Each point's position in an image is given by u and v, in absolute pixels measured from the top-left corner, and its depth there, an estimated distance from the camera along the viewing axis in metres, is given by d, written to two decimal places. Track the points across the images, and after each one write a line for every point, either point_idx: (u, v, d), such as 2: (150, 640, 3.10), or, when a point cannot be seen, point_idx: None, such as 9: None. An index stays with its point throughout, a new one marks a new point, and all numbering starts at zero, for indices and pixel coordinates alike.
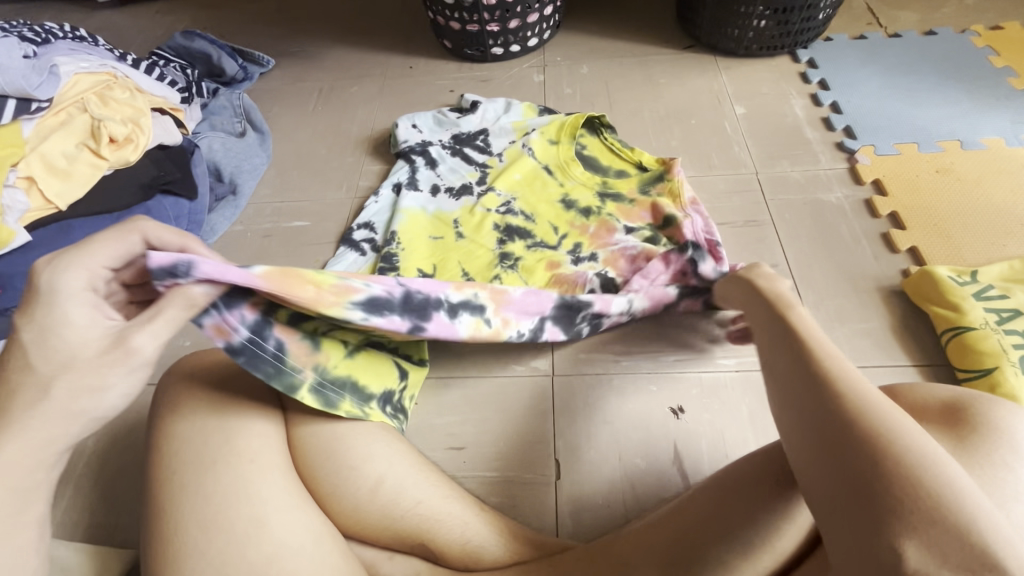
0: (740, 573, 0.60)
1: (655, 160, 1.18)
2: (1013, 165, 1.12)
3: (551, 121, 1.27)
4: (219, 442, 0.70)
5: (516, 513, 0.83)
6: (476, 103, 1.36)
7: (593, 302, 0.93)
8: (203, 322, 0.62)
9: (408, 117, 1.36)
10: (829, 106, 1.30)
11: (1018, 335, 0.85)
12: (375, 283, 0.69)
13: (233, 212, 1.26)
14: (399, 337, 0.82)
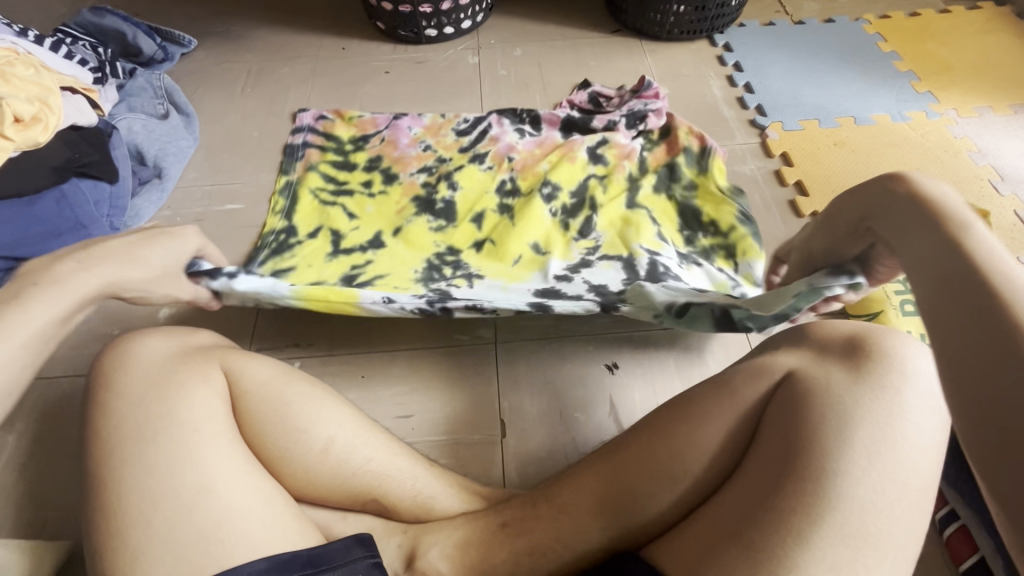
0: (664, 497, 0.66)
1: (558, 158, 1.21)
2: (898, 138, 1.26)
3: (440, 146, 1.28)
4: (159, 412, 0.68)
5: (465, 473, 0.87)
6: (362, 117, 1.35)
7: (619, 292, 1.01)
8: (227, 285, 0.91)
9: (295, 140, 1.31)
10: (743, 87, 1.41)
11: (899, 283, 0.98)
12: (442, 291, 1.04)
13: (160, 197, 1.22)
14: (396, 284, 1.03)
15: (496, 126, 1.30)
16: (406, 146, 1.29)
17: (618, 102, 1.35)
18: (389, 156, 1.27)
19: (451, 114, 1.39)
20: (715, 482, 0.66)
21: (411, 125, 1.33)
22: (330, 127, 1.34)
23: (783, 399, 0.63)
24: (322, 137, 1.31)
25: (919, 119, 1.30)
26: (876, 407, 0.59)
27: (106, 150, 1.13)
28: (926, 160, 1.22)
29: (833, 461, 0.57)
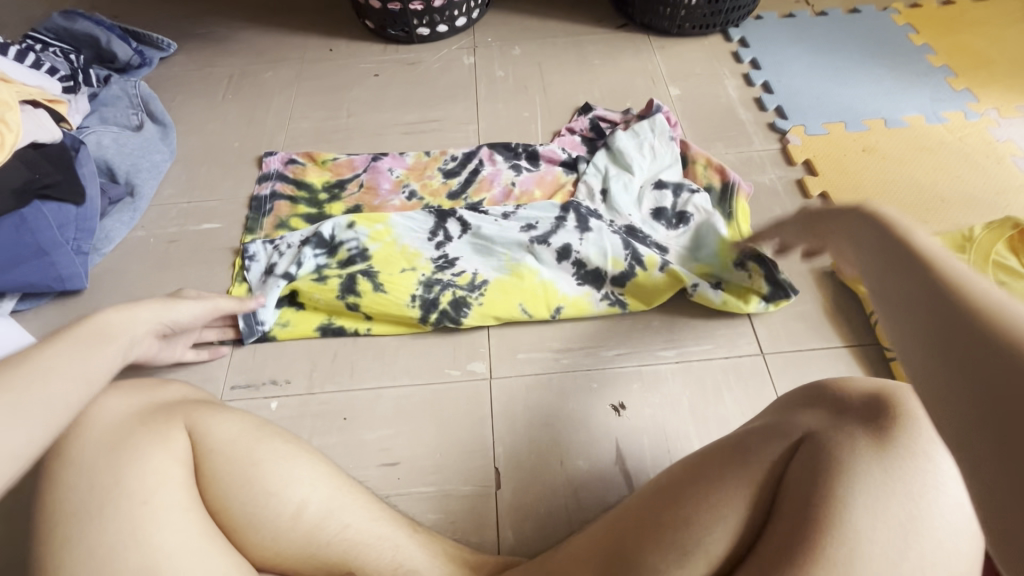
0: None
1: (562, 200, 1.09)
2: (934, 142, 1.15)
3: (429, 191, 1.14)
4: (106, 483, 0.60)
5: (456, 531, 0.79)
6: (337, 160, 1.20)
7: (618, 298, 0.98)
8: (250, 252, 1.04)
9: (264, 187, 1.16)
10: (761, 86, 1.29)
11: None
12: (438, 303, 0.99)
13: (132, 217, 1.14)
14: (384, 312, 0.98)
15: (489, 164, 1.16)
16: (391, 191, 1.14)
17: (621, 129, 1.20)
18: (369, 206, 1.12)
19: (444, 120, 1.29)
20: (731, 558, 0.57)
21: (394, 166, 1.19)
22: (301, 172, 1.19)
23: (799, 466, 0.56)
24: (292, 186, 1.17)
25: (956, 120, 1.18)
26: (909, 480, 0.52)
27: (71, 168, 1.05)
28: (966, 167, 1.10)
29: (866, 547, 0.50)
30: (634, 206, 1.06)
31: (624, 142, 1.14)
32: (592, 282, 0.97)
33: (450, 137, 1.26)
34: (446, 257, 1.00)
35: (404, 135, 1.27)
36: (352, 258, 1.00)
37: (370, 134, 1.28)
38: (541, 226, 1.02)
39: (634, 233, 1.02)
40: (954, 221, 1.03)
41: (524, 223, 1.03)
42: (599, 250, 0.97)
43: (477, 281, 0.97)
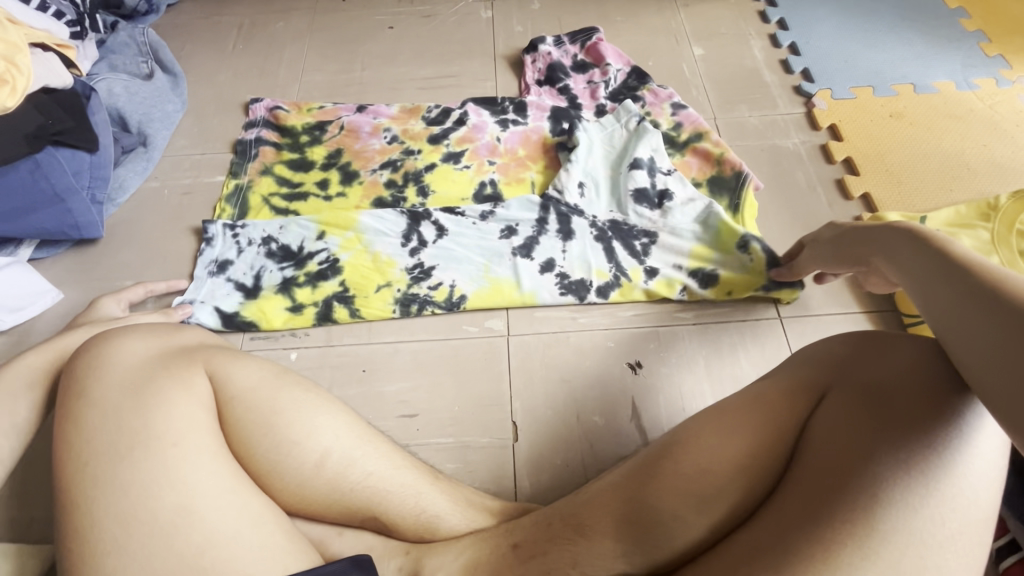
0: (692, 528, 0.57)
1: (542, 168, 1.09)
2: (962, 109, 1.12)
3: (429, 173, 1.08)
4: (133, 425, 0.59)
5: (474, 480, 0.80)
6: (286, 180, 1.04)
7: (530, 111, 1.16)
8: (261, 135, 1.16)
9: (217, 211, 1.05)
10: (787, 48, 1.26)
11: None
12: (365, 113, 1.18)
13: (146, 168, 1.13)
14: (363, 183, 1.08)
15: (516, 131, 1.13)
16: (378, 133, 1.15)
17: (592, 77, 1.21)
18: (350, 150, 1.13)
19: (461, 76, 1.26)
20: (753, 505, 0.56)
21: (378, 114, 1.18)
22: (284, 117, 1.18)
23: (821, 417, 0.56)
24: (276, 132, 1.16)
25: (987, 87, 1.16)
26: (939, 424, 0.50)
27: (84, 115, 1.03)
28: (994, 137, 1.08)
29: (886, 484, 0.48)
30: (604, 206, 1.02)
31: (593, 135, 1.09)
32: (576, 292, 0.94)
33: (467, 94, 1.23)
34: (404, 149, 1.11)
35: (421, 90, 1.24)
36: (322, 271, 0.97)
37: (386, 88, 1.25)
38: (521, 230, 0.99)
39: (619, 228, 0.99)
40: (978, 189, 1.01)
41: (503, 227, 1.00)
42: (583, 261, 0.96)
43: (455, 296, 0.94)
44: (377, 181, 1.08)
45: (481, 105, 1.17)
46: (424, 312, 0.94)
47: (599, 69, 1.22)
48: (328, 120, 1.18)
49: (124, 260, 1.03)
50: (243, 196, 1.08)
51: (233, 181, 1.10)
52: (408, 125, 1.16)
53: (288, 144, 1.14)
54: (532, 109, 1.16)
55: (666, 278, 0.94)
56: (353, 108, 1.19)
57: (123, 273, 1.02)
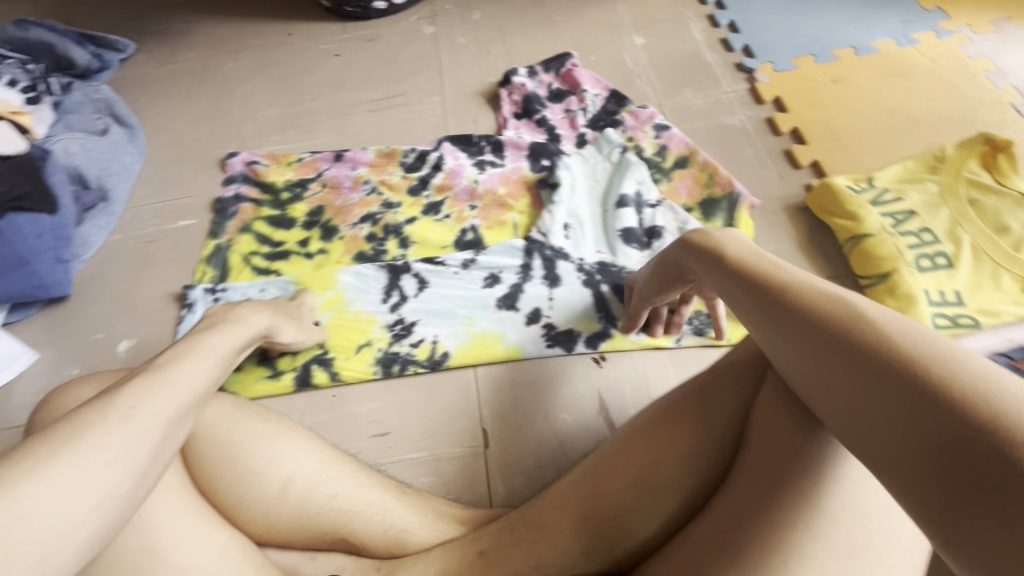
0: (646, 514, 0.57)
1: (527, 209, 1.04)
2: (904, 66, 1.12)
3: (411, 228, 1.04)
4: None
5: (449, 490, 0.81)
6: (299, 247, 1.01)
7: (508, 145, 1.11)
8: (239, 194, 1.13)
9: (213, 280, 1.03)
10: (727, 27, 1.26)
11: (913, 235, 0.87)
12: (340, 168, 1.14)
13: (109, 221, 1.15)
14: (344, 239, 1.05)
15: (499, 169, 1.09)
16: (355, 186, 1.11)
17: (573, 103, 1.16)
18: (331, 206, 1.09)
19: (409, 93, 1.27)
20: (704, 486, 0.56)
21: (354, 164, 1.14)
22: (262, 173, 1.16)
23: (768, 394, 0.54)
24: (256, 189, 1.14)
25: (928, 40, 1.16)
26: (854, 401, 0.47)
27: (40, 177, 1.06)
28: (937, 89, 1.08)
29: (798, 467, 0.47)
30: (593, 247, 0.98)
31: (575, 169, 1.06)
32: (563, 344, 0.90)
33: (416, 110, 1.24)
34: (387, 202, 1.07)
35: (371, 112, 1.26)
36: None
37: (337, 115, 1.27)
38: (505, 278, 0.97)
39: (607, 270, 0.96)
40: (925, 143, 1.01)
41: (486, 274, 0.97)
42: (571, 310, 0.92)
43: (437, 354, 0.92)
44: (358, 235, 1.05)
45: (456, 146, 1.13)
46: (407, 372, 0.91)
47: (576, 96, 1.17)
48: (308, 176, 1.14)
49: (95, 313, 1.05)
50: (221, 259, 1.06)
51: (212, 242, 1.08)
52: (385, 174, 1.11)
53: (269, 201, 1.12)
54: (509, 147, 1.11)
55: (658, 325, 0.91)
56: (331, 157, 1.16)
57: (94, 326, 1.04)
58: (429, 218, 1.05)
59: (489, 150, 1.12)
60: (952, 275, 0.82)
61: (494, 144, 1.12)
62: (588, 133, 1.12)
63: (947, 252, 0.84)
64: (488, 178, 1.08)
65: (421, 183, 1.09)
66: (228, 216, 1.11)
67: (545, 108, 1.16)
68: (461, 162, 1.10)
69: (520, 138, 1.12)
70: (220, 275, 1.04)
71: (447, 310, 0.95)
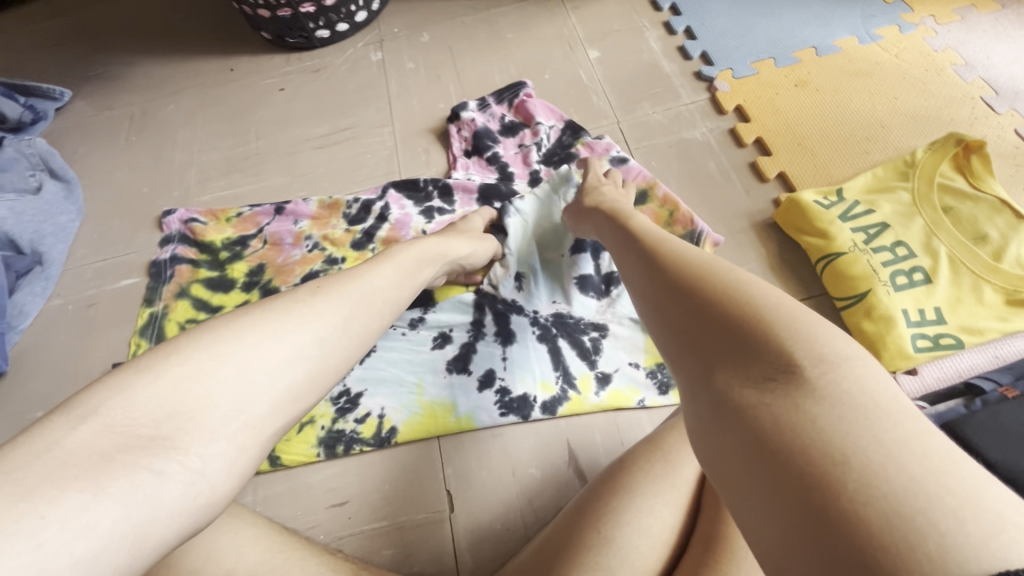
0: None
1: None
2: (868, 64, 1.07)
3: None
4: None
5: (413, 563, 0.75)
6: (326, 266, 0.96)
7: (457, 190, 1.05)
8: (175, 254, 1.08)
9: None
10: (683, 34, 1.21)
11: (887, 250, 0.82)
12: (280, 225, 1.08)
13: (46, 286, 1.08)
14: None
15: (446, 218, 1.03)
16: (297, 242, 1.05)
17: (526, 136, 1.10)
18: (272, 265, 1.04)
19: (358, 126, 1.22)
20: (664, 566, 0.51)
21: (297, 216, 1.08)
22: (201, 231, 1.10)
23: None
24: (194, 249, 1.08)
25: (891, 35, 1.11)
26: None
27: None
28: (903, 88, 1.03)
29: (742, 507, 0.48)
30: (547, 300, 0.91)
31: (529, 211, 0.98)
32: (518, 411, 0.83)
33: (366, 143, 1.18)
34: (329, 259, 1.02)
35: (318, 149, 1.20)
36: None
37: (283, 154, 1.21)
38: (455, 337, 0.91)
39: (564, 323, 0.89)
40: (894, 147, 0.97)
41: (436, 334, 0.91)
42: (525, 372, 0.86)
43: (384, 429, 0.85)
44: None
45: (402, 192, 1.07)
46: (352, 452, 0.84)
47: (529, 129, 1.10)
48: (248, 232, 1.09)
49: (34, 388, 0.98)
50: (158, 327, 1.00)
51: (147, 310, 1.02)
52: (328, 228, 1.05)
53: (207, 262, 1.06)
54: (458, 190, 1.05)
55: (620, 386, 0.84)
56: (272, 211, 1.10)
57: (33, 401, 0.97)
58: None
59: (437, 196, 1.06)
60: (930, 291, 0.78)
61: (442, 188, 1.06)
62: (541, 169, 1.06)
63: (924, 266, 0.80)
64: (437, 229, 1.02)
65: (363, 237, 1.03)
66: (163, 280, 1.05)
67: (496, 143, 1.10)
68: (407, 213, 1.04)
69: (469, 180, 1.06)
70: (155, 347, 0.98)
71: (396, 373, 0.89)
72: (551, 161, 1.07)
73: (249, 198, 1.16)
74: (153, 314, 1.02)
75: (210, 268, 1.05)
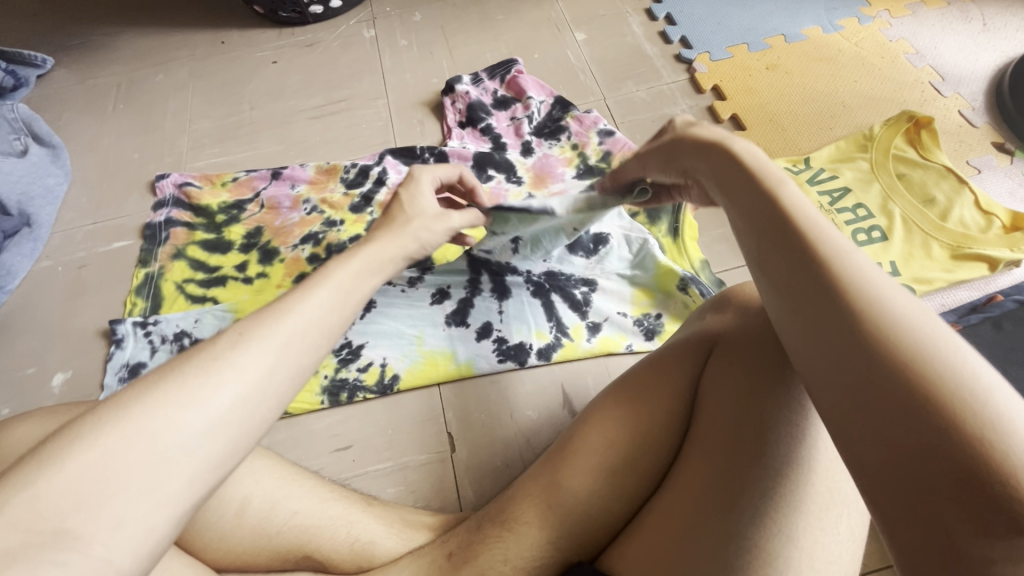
0: (602, 495, 0.56)
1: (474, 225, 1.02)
2: (831, 51, 1.17)
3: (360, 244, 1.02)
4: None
5: (417, 498, 0.79)
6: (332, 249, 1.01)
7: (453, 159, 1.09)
8: (171, 216, 1.09)
9: (147, 313, 0.98)
10: (664, 19, 1.29)
11: (849, 211, 0.91)
12: (278, 190, 1.10)
13: (35, 248, 1.08)
14: (285, 260, 1.02)
15: None
16: (295, 207, 1.08)
17: (518, 110, 1.15)
18: (270, 228, 1.06)
19: (353, 98, 1.25)
20: (663, 465, 0.57)
21: (294, 182, 1.11)
22: (196, 195, 1.11)
23: (714, 372, 0.56)
24: (189, 212, 1.09)
25: (851, 26, 1.21)
26: None
27: None
28: (862, 73, 1.13)
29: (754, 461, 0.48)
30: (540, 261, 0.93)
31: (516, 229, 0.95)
32: (514, 358, 0.88)
33: (361, 115, 1.22)
34: (326, 221, 1.05)
35: (313, 119, 1.22)
36: None
37: (277, 123, 1.22)
38: (454, 292, 0.94)
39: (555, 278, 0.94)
40: (855, 124, 1.06)
41: (434, 290, 0.94)
42: (521, 323, 0.91)
43: (386, 377, 0.88)
44: (299, 257, 1.01)
45: (399, 159, 1.11)
46: (355, 400, 0.87)
47: (521, 103, 1.15)
48: (244, 197, 1.10)
49: (26, 348, 0.98)
50: (155, 287, 1.01)
51: (143, 270, 1.03)
52: (326, 192, 1.08)
53: (203, 224, 1.07)
54: (454, 157, 1.09)
55: (609, 333, 0.90)
56: (268, 175, 1.12)
57: (25, 360, 0.97)
58: None
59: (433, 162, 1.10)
60: (886, 246, 0.87)
61: (438, 155, 1.10)
62: (533, 140, 1.11)
63: (880, 224, 0.89)
64: None
65: (361, 202, 1.06)
66: (158, 242, 1.06)
67: (489, 115, 1.15)
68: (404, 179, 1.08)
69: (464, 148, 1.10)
70: (151, 306, 0.99)
71: (398, 325, 0.92)
72: (543, 133, 1.12)
73: (243, 165, 1.17)
74: (150, 275, 1.02)
75: (207, 229, 1.07)
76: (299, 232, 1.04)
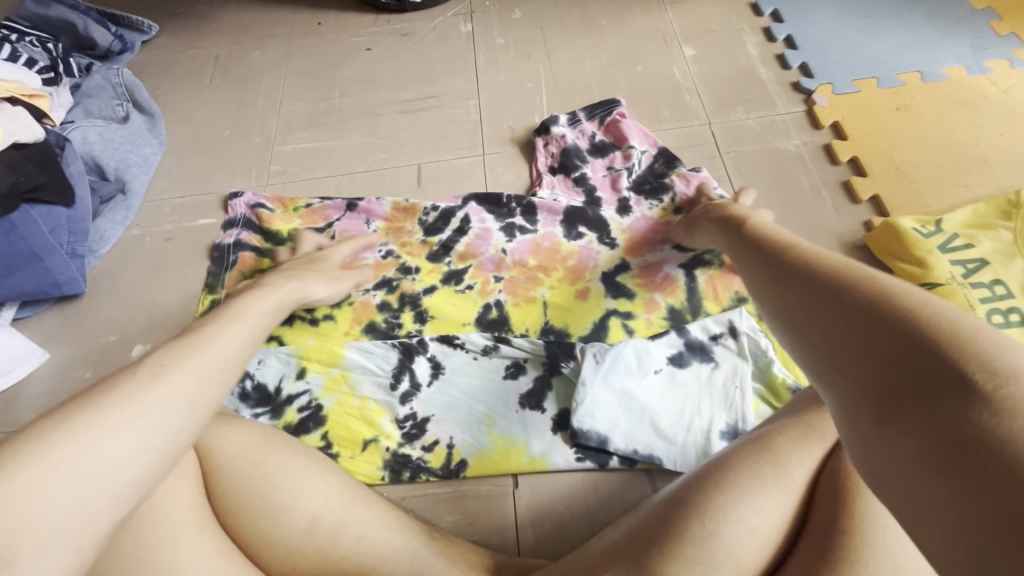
0: None
1: (559, 294, 0.94)
2: (974, 97, 1.05)
3: (434, 299, 0.95)
4: None
5: (474, 531, 0.77)
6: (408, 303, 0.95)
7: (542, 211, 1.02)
8: (239, 237, 1.04)
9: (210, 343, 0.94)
10: (783, 42, 1.19)
11: (985, 288, 0.81)
12: (354, 221, 1.05)
13: (126, 215, 1.10)
14: (354, 305, 0.96)
15: (527, 240, 1.00)
16: (369, 245, 1.02)
17: (615, 160, 1.06)
18: None
19: (444, 95, 1.21)
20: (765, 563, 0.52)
21: (370, 216, 1.05)
22: (267, 218, 1.06)
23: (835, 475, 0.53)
24: (258, 236, 1.04)
25: (1001, 70, 1.08)
26: None
27: (57, 168, 1.00)
28: (1009, 125, 1.01)
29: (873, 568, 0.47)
30: (602, 384, 0.83)
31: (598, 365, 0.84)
32: (595, 457, 0.80)
33: (450, 113, 1.18)
34: (401, 267, 0.99)
35: (402, 113, 1.20)
36: (303, 422, 0.85)
37: (366, 114, 1.21)
38: (530, 369, 0.87)
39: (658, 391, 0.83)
40: (994, 184, 0.95)
41: (509, 362, 0.89)
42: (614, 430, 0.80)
43: (453, 461, 0.82)
44: (370, 303, 0.96)
45: (483, 206, 1.03)
46: (416, 481, 0.81)
47: (620, 152, 1.07)
48: (316, 226, 1.04)
49: (110, 314, 1.01)
50: None
51: (209, 296, 0.99)
52: (403, 234, 1.02)
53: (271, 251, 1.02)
54: (542, 209, 1.02)
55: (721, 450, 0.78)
56: (343, 206, 1.06)
57: (109, 326, 1.00)
58: (449, 288, 0.96)
59: (519, 212, 1.03)
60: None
61: (525, 207, 1.03)
62: (630, 199, 1.02)
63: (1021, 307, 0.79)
64: (516, 251, 0.99)
65: (440, 249, 1.00)
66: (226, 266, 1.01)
67: (583, 163, 1.07)
68: (486, 229, 1.01)
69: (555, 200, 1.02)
70: None
71: (467, 397, 0.86)
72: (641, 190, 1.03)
73: (329, 154, 1.16)
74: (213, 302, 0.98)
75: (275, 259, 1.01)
76: (371, 276, 0.98)
